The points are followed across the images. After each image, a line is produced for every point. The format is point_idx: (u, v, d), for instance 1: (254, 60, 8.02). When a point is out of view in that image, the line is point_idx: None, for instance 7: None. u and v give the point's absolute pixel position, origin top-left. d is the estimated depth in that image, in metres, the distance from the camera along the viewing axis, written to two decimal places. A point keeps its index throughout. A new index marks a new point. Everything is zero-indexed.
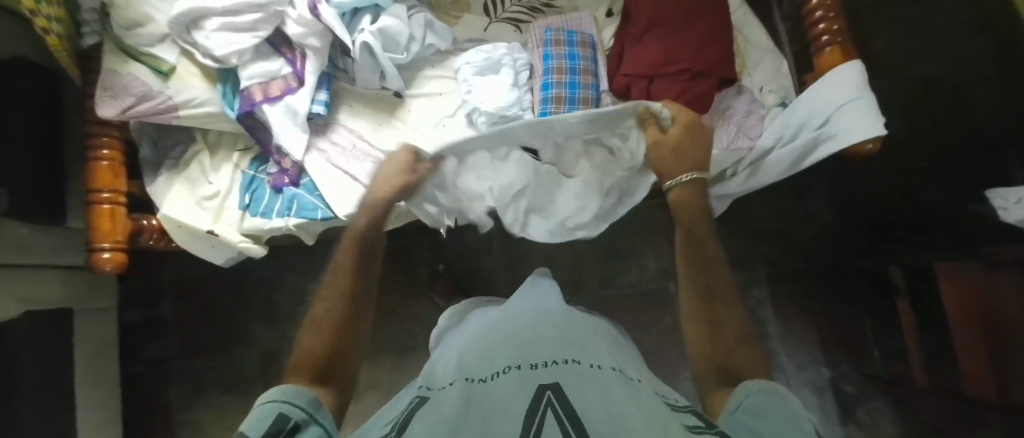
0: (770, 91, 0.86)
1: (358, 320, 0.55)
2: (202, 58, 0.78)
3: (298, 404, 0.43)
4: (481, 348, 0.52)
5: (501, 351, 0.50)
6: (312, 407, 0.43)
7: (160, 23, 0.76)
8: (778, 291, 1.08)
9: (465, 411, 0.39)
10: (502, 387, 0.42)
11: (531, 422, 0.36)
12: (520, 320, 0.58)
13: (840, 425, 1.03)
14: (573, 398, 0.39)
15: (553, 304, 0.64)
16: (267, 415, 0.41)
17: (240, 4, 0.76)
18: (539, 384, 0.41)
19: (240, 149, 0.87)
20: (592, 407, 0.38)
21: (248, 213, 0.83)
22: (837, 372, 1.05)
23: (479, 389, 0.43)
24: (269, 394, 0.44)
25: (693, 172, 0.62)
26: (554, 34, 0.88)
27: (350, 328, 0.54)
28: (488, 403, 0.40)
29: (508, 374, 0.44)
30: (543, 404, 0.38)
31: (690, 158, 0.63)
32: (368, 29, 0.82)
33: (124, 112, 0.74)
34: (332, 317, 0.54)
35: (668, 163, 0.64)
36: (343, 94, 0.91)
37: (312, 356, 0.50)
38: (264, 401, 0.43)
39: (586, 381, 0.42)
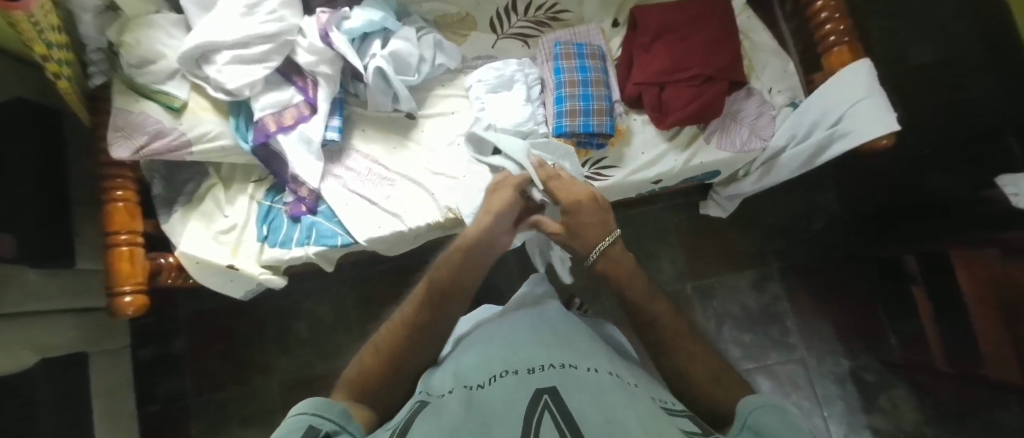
0: (779, 92, 0.87)
1: (428, 336, 0.54)
2: (214, 92, 0.77)
3: (329, 416, 0.40)
4: (480, 356, 0.51)
5: (500, 357, 0.49)
6: (343, 420, 0.40)
7: (171, 59, 0.75)
8: (794, 285, 1.09)
9: (465, 416, 0.38)
10: (500, 393, 0.41)
11: (529, 423, 0.35)
12: (516, 327, 0.57)
13: (865, 414, 1.02)
14: (567, 401, 0.38)
15: (552, 308, 0.64)
16: (296, 427, 0.38)
17: (250, 36, 0.76)
18: (536, 389, 0.40)
19: (254, 180, 0.86)
20: (587, 409, 0.37)
21: (267, 244, 0.82)
22: (857, 361, 1.05)
23: (476, 398, 0.42)
24: (298, 405, 0.40)
25: (606, 237, 0.64)
26: (564, 47, 0.88)
27: (415, 342, 0.52)
28: (488, 407, 0.40)
29: (505, 380, 0.43)
30: (541, 407, 0.37)
31: (589, 233, 0.64)
32: (379, 53, 0.83)
33: (138, 152, 0.73)
34: (398, 330, 0.53)
35: (582, 227, 0.64)
36: (355, 119, 0.90)
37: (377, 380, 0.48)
38: (294, 410, 0.40)
39: (583, 385, 0.41)
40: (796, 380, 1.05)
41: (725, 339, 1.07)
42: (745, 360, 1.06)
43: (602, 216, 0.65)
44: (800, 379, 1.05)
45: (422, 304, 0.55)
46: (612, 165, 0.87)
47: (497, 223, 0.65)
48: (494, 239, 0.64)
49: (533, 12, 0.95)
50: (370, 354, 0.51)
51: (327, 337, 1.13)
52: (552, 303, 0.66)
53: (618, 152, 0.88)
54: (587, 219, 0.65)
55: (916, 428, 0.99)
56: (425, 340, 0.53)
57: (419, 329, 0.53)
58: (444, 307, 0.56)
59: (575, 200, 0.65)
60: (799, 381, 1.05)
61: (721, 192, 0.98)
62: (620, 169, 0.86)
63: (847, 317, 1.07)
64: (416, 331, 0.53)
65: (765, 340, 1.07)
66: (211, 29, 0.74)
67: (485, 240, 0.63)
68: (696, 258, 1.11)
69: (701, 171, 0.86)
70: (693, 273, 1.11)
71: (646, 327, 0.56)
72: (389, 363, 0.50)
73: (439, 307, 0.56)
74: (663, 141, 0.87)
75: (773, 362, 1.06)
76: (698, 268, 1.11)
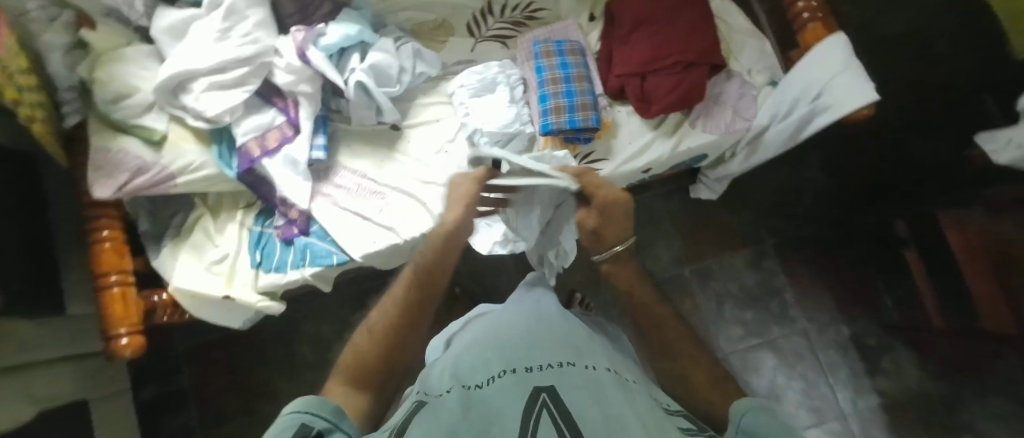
0: (758, 71, 0.88)
1: (416, 321, 0.54)
2: (194, 121, 0.75)
3: (322, 414, 0.38)
4: (476, 351, 0.49)
5: (496, 353, 0.46)
6: (336, 417, 0.39)
7: (146, 91, 0.74)
8: (789, 260, 1.11)
9: (461, 417, 0.35)
10: (498, 392, 0.38)
11: (526, 425, 0.33)
12: (512, 324, 0.55)
13: (869, 378, 1.04)
14: (569, 399, 0.35)
15: (549, 307, 0.62)
16: (289, 426, 0.36)
17: (226, 61, 0.75)
18: (533, 388, 0.37)
19: (243, 206, 0.85)
20: (588, 410, 0.34)
21: (262, 270, 0.80)
22: (856, 327, 1.07)
23: (472, 393, 0.39)
24: (291, 405, 0.38)
25: (621, 243, 0.60)
26: (543, 46, 0.89)
27: (409, 322, 0.54)
28: (484, 408, 0.37)
29: (502, 378, 0.40)
30: (538, 408, 0.34)
31: (609, 233, 0.60)
32: (359, 67, 0.82)
33: (121, 190, 0.71)
34: (391, 312, 0.54)
35: (603, 225, 0.60)
36: (340, 135, 0.89)
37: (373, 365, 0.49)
38: (285, 410, 0.38)
39: (582, 380, 0.39)
40: (800, 352, 1.07)
41: (727, 318, 1.09)
42: (748, 337, 1.08)
43: (626, 220, 0.60)
44: (804, 350, 1.07)
45: (409, 289, 0.56)
46: (601, 158, 0.87)
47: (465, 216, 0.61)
48: (464, 229, 0.62)
49: (510, 13, 0.95)
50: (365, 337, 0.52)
51: (331, 358, 1.11)
52: (550, 297, 0.66)
53: (605, 144, 0.88)
54: (615, 221, 0.59)
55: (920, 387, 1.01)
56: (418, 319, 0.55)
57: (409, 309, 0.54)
58: (429, 291, 0.57)
59: (601, 203, 0.58)
60: (803, 353, 1.06)
61: (709, 174, 0.98)
62: (609, 161, 0.86)
63: (843, 285, 1.09)
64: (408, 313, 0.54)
65: (767, 315, 1.09)
66: (186, 58, 0.73)
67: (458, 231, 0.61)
68: (692, 242, 1.12)
69: (688, 156, 0.87)
70: (690, 257, 1.12)
71: (656, 322, 0.56)
72: (383, 347, 0.51)
73: (428, 291, 0.57)
74: (649, 130, 0.88)
75: (776, 336, 1.08)
76: (694, 252, 1.12)
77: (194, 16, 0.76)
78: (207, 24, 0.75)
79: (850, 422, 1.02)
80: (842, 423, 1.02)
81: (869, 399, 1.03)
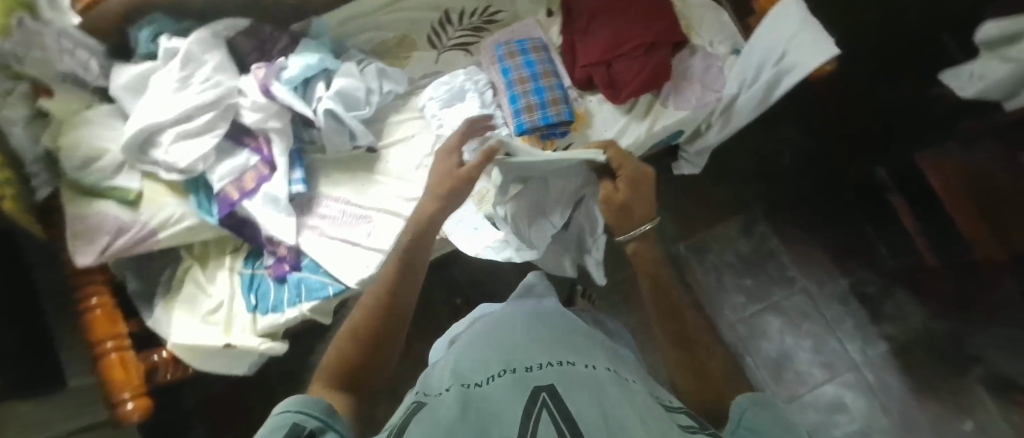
0: (719, 43, 0.89)
1: (398, 315, 0.51)
2: (167, 173, 0.74)
3: (313, 412, 0.34)
4: (475, 352, 0.48)
5: (497, 353, 0.46)
6: (329, 417, 0.35)
7: (115, 151, 0.73)
8: (779, 222, 1.12)
9: (463, 412, 0.35)
10: (499, 390, 0.38)
11: (527, 420, 0.32)
12: (510, 325, 0.54)
13: (874, 325, 1.05)
14: (568, 396, 0.35)
15: (549, 308, 0.61)
16: (278, 426, 0.33)
17: (191, 109, 0.74)
18: (533, 387, 0.37)
19: (230, 252, 0.84)
20: (586, 406, 0.33)
21: (259, 313, 0.79)
22: (854, 277, 1.08)
23: (471, 392, 0.39)
24: (284, 404, 0.35)
25: (646, 222, 0.63)
26: (506, 48, 0.90)
27: (389, 308, 0.51)
28: (485, 404, 0.36)
29: (501, 377, 0.40)
30: (538, 406, 0.34)
31: (637, 211, 0.64)
32: (325, 95, 0.82)
33: (103, 254, 0.70)
34: (371, 302, 0.52)
35: (631, 202, 0.64)
36: (317, 165, 0.89)
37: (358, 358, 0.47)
38: (276, 412, 0.35)
39: (582, 380, 0.38)
40: (803, 310, 1.08)
41: (728, 288, 1.10)
42: (751, 303, 1.09)
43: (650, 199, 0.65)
44: (807, 307, 1.08)
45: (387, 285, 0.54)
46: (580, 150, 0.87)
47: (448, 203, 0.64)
48: (436, 220, 0.64)
49: (468, 19, 0.94)
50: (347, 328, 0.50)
51: None
52: (549, 298, 0.66)
53: (582, 135, 0.89)
54: (641, 197, 0.64)
55: None
56: (398, 302, 0.52)
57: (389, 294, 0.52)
58: (407, 284, 0.55)
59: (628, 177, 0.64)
60: (807, 310, 1.08)
61: (688, 148, 0.92)
62: None
63: (835, 238, 1.10)
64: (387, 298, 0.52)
65: (766, 278, 1.10)
66: (149, 112, 0.72)
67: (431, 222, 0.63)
68: (682, 218, 1.13)
69: (665, 136, 0.87)
70: (683, 233, 1.12)
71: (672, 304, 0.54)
72: (364, 336, 0.48)
73: (406, 284, 0.55)
74: (623, 115, 0.89)
75: (778, 297, 1.09)
76: (686, 228, 1.13)
77: (151, 68, 0.75)
78: (166, 74, 0.75)
79: (863, 371, 1.03)
80: (855, 374, 1.03)
81: (877, 346, 1.04)
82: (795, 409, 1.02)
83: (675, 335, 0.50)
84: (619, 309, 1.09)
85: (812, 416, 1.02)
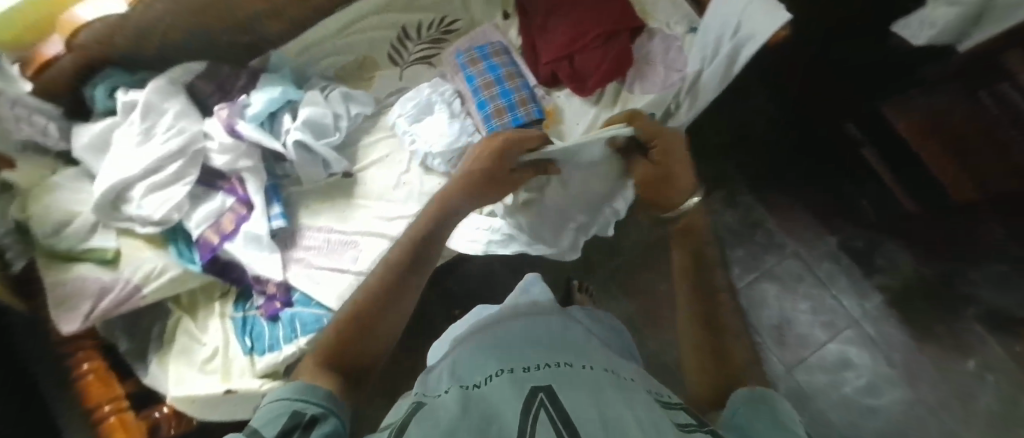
0: (676, 23, 0.90)
1: (402, 297, 0.48)
2: (143, 227, 0.73)
3: (314, 399, 0.33)
4: (474, 353, 0.47)
5: (494, 354, 0.46)
6: (332, 402, 0.34)
7: (86, 213, 0.71)
8: (761, 189, 1.12)
9: (461, 410, 0.34)
10: (498, 390, 0.37)
11: (525, 421, 0.32)
12: (507, 326, 0.54)
13: (869, 278, 1.06)
14: (567, 397, 0.35)
15: (552, 313, 0.59)
16: (280, 415, 0.32)
17: (159, 159, 0.73)
18: (531, 387, 0.37)
19: (219, 297, 0.83)
20: (584, 406, 0.33)
21: (256, 355, 0.77)
22: (842, 233, 1.09)
23: (470, 393, 0.38)
24: (279, 394, 0.34)
25: (690, 193, 0.65)
26: (467, 56, 0.90)
27: (401, 297, 0.47)
28: (484, 404, 0.35)
29: (499, 377, 0.40)
30: (536, 406, 0.34)
31: (679, 177, 0.66)
32: (293, 127, 0.81)
33: (89, 318, 0.68)
34: (380, 282, 0.48)
35: (670, 169, 0.67)
36: (296, 197, 0.88)
37: (359, 343, 0.42)
38: (271, 402, 0.34)
39: (580, 380, 0.39)
40: (797, 272, 1.09)
41: None
42: (746, 273, 1.10)
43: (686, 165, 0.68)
44: (800, 270, 1.09)
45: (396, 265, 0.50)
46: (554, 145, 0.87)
47: (466, 197, 0.64)
48: (452, 206, 0.62)
49: (427, 32, 0.94)
50: (348, 306, 0.46)
51: None
52: (545, 295, 0.66)
53: (555, 132, 0.89)
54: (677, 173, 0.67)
55: (915, 271, 1.04)
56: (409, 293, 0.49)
57: (400, 281, 0.49)
58: (417, 267, 0.51)
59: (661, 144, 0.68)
60: (800, 272, 1.09)
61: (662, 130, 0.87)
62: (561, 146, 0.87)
63: (818, 197, 1.11)
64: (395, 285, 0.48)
65: (756, 247, 1.11)
66: (117, 168, 0.72)
67: (446, 210, 0.61)
68: None
69: None
70: None
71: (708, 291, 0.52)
72: (365, 318, 0.44)
73: (414, 266, 0.51)
74: (592, 106, 0.89)
75: (771, 264, 1.10)
76: None
77: (112, 123, 0.74)
78: (128, 128, 0.74)
79: (863, 325, 1.04)
80: (857, 329, 1.04)
81: (873, 298, 1.05)
82: (802, 371, 1.03)
83: (705, 317, 0.49)
84: (618, 298, 1.09)
85: (820, 377, 1.03)
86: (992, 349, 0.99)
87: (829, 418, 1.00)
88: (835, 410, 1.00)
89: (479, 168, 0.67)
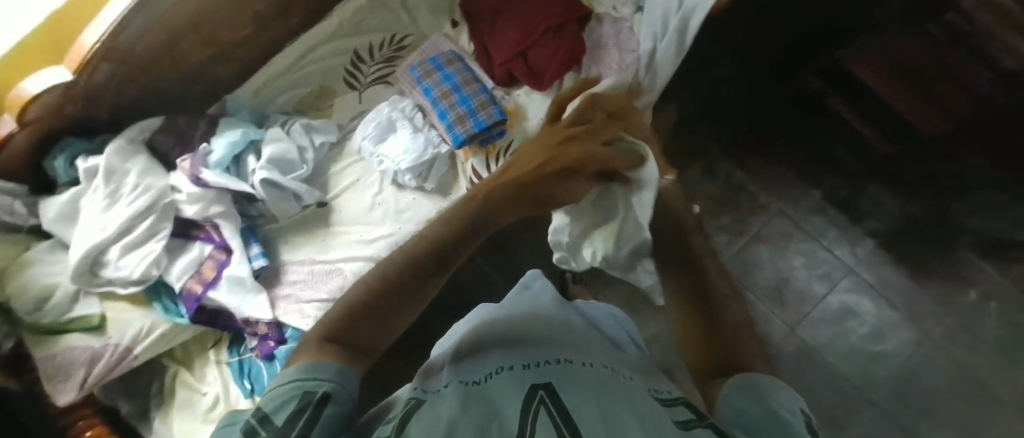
0: (622, 5, 0.89)
1: (416, 289, 0.44)
2: (125, 288, 0.74)
3: (324, 376, 0.33)
4: (482, 352, 0.44)
5: (496, 351, 0.43)
6: (342, 376, 0.34)
7: (65, 283, 0.72)
8: (737, 152, 1.10)
9: (464, 407, 0.32)
10: (500, 388, 0.35)
11: (525, 421, 0.30)
12: (506, 323, 0.52)
13: (858, 225, 1.04)
14: (568, 394, 0.33)
15: (552, 317, 0.54)
16: (289, 397, 0.32)
17: (130, 219, 0.74)
18: (531, 384, 0.35)
19: (212, 345, 0.83)
20: (583, 402, 0.32)
21: (257, 395, 0.78)
22: (824, 186, 1.06)
23: (472, 390, 0.35)
24: (290, 371, 0.34)
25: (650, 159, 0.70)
26: (420, 68, 0.91)
27: (410, 302, 0.43)
28: (488, 402, 0.33)
29: (501, 375, 0.38)
30: (536, 404, 0.32)
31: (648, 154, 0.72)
32: (257, 167, 0.82)
33: (85, 386, 0.69)
34: (397, 272, 0.44)
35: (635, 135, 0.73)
36: (274, 235, 0.88)
37: (363, 333, 0.40)
38: (283, 380, 0.34)
39: (580, 377, 0.37)
40: (786, 230, 1.07)
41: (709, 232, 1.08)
42: (736, 240, 1.08)
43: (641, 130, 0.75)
44: (789, 228, 1.07)
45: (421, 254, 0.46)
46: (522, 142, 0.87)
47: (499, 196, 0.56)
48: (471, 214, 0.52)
49: (379, 52, 0.95)
50: (356, 289, 0.43)
51: None
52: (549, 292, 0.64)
53: (521, 130, 0.88)
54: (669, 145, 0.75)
55: (902, 211, 1.03)
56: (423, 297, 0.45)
57: (420, 280, 0.45)
58: (442, 264, 0.47)
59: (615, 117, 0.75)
60: (790, 230, 1.07)
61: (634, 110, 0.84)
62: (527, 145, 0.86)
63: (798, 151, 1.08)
64: (408, 291, 0.44)
65: (743, 212, 1.09)
66: (89, 234, 0.72)
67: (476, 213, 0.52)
68: None
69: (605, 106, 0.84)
70: None
71: (692, 258, 0.53)
72: (372, 306, 0.42)
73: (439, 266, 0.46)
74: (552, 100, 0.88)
75: (758, 227, 1.08)
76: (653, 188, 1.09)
77: (77, 192, 0.74)
78: (93, 194, 0.74)
79: (860, 272, 1.03)
80: (853, 278, 1.03)
81: (865, 244, 1.04)
82: (807, 328, 1.03)
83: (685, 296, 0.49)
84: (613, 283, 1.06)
85: (825, 331, 1.02)
86: (991, 277, 0.99)
87: (840, 371, 1.00)
88: (845, 362, 1.00)
89: (530, 179, 0.60)
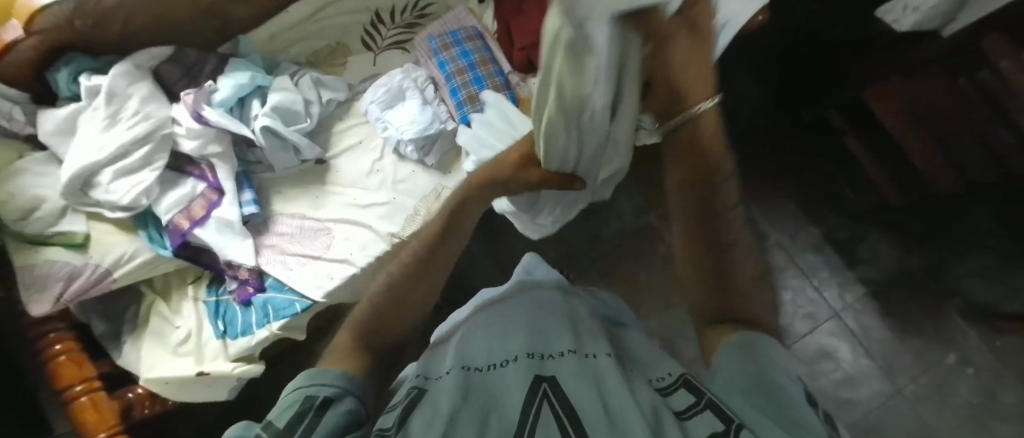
0: None
1: (434, 267, 0.49)
2: (112, 212, 0.74)
3: (328, 383, 0.34)
4: (483, 331, 0.42)
5: (500, 331, 0.41)
6: (345, 382, 0.34)
7: (53, 197, 0.72)
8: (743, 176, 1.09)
9: (465, 400, 0.30)
10: (505, 380, 0.33)
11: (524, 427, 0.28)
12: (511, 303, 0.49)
13: (852, 269, 1.03)
14: (570, 388, 0.31)
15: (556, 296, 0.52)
16: (293, 404, 0.32)
17: (125, 144, 0.74)
18: (534, 375, 0.33)
19: (191, 281, 0.83)
20: (586, 400, 0.30)
21: (228, 338, 0.78)
22: (826, 224, 1.05)
23: (474, 377, 0.33)
24: (299, 380, 0.35)
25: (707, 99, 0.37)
26: (439, 41, 0.90)
27: (424, 275, 0.47)
28: (492, 398, 0.31)
29: (505, 363, 0.35)
30: (540, 400, 0.30)
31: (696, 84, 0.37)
32: (260, 112, 0.82)
33: (59, 301, 0.68)
34: (415, 254, 0.49)
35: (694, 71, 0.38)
36: (267, 184, 0.87)
37: (389, 323, 0.43)
38: (292, 389, 0.35)
39: (581, 361, 0.35)
40: (779, 263, 1.05)
41: None
42: None
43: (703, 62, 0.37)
44: (783, 261, 1.05)
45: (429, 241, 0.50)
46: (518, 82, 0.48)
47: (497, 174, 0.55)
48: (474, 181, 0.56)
49: (400, 16, 0.94)
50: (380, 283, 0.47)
51: None
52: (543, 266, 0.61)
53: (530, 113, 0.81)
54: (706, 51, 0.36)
55: (899, 264, 1.02)
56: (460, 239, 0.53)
57: (432, 256, 0.49)
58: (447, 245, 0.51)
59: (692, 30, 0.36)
60: (783, 264, 1.05)
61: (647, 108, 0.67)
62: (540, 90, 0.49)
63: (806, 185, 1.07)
64: (432, 249, 0.49)
65: None
66: (84, 153, 0.72)
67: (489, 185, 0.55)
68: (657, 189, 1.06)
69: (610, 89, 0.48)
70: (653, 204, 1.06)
71: (715, 207, 0.39)
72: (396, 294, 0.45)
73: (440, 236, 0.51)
74: None
75: None
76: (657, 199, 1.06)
77: (76, 109, 0.75)
78: (93, 112, 0.75)
79: (845, 317, 1.02)
80: (837, 321, 1.02)
81: (855, 289, 1.03)
82: None
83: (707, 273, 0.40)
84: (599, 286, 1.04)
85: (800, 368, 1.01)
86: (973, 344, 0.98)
87: None
88: None
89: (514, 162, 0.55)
